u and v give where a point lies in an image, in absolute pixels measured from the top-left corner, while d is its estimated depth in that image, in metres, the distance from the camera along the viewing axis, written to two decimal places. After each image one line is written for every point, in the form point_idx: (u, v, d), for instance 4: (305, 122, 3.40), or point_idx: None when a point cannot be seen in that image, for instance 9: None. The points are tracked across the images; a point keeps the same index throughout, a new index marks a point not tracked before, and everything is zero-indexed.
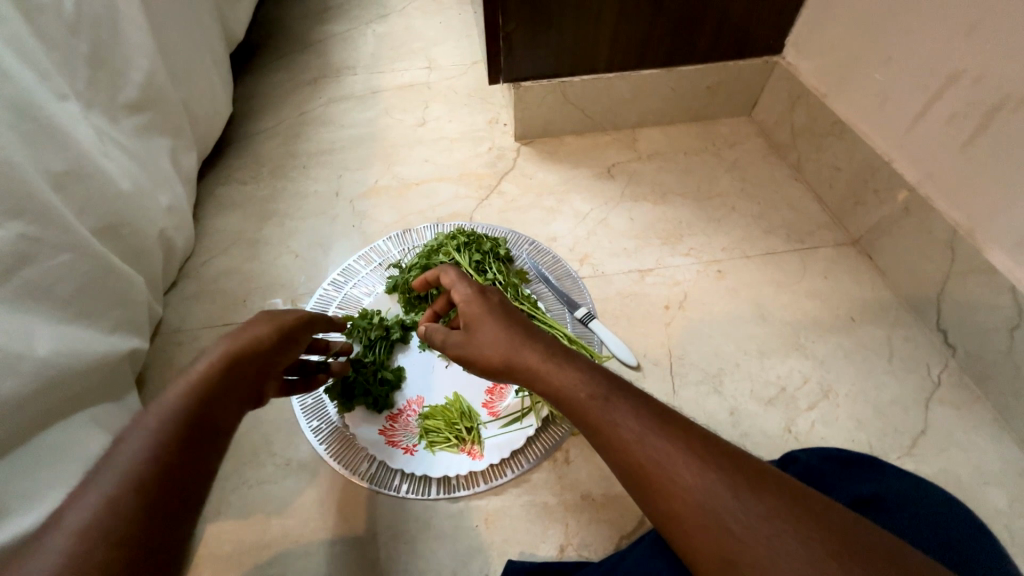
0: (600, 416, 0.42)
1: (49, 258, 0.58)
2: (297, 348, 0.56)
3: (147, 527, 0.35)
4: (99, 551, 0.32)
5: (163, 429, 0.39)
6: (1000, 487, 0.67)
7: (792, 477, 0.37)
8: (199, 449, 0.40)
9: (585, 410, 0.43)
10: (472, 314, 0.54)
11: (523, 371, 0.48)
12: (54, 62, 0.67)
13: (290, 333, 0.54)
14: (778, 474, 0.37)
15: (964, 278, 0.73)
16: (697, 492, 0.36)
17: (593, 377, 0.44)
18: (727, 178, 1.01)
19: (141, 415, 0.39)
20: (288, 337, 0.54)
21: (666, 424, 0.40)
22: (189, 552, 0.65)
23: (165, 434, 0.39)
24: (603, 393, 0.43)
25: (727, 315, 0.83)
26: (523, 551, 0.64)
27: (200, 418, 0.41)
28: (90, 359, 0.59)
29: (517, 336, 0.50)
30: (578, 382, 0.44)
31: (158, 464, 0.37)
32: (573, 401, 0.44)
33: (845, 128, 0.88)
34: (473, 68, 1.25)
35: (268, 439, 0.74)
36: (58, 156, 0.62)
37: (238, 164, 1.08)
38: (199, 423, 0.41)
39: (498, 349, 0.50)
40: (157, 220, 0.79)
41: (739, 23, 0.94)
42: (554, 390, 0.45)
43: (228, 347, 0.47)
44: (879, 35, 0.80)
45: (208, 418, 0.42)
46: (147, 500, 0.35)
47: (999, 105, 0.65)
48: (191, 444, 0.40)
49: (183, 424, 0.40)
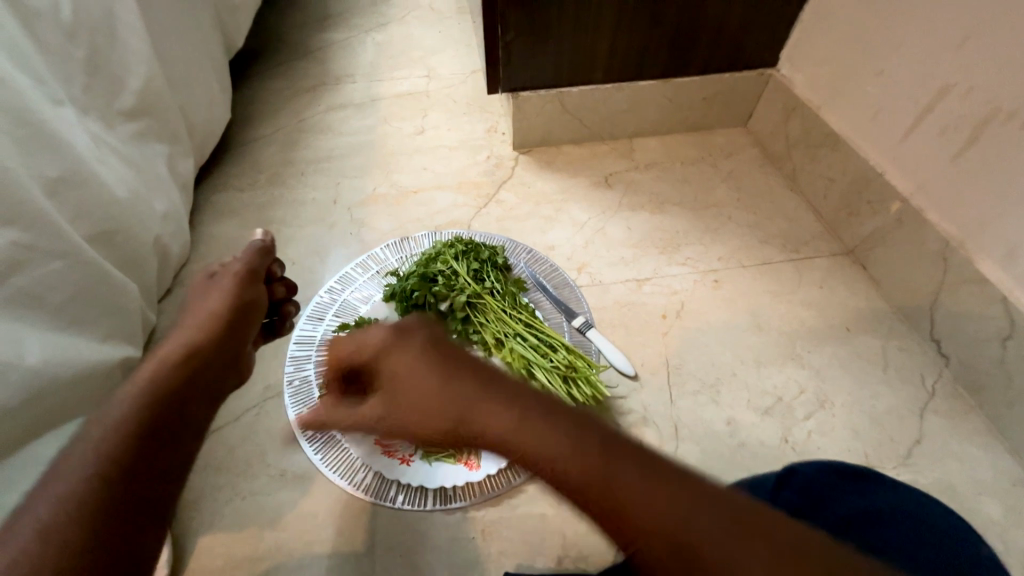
0: (597, 486, 0.31)
1: (42, 265, 0.57)
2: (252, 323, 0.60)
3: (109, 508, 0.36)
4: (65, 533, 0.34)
5: (107, 442, 0.39)
6: (995, 498, 0.67)
7: (842, 541, 0.29)
8: (155, 454, 0.40)
9: (572, 484, 0.32)
10: (393, 359, 0.45)
11: (484, 439, 0.37)
12: (51, 68, 0.67)
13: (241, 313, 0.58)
14: (823, 536, 0.29)
15: (958, 289, 0.74)
16: None
17: (576, 438, 0.33)
18: (724, 188, 1.02)
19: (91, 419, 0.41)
20: (241, 315, 0.58)
21: (679, 490, 0.30)
22: (180, 565, 0.64)
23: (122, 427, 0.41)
24: (597, 455, 0.32)
25: (724, 325, 0.84)
26: (520, 563, 0.64)
27: (156, 421, 0.42)
28: (81, 367, 0.58)
29: (463, 395, 0.38)
30: (510, 432, 0.35)
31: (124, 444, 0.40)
32: (555, 475, 0.33)
33: (840, 140, 0.89)
34: (472, 77, 1.26)
35: (263, 449, 0.73)
36: (54, 162, 0.62)
37: (235, 171, 1.08)
38: (152, 428, 0.42)
39: (447, 407, 0.39)
40: (152, 227, 0.78)
41: (734, 35, 0.95)
42: (531, 462, 0.34)
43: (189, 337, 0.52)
44: (871, 49, 0.81)
45: (165, 421, 0.43)
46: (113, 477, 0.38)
47: (988, 119, 0.66)
48: (143, 450, 0.40)
49: (131, 432, 0.41)
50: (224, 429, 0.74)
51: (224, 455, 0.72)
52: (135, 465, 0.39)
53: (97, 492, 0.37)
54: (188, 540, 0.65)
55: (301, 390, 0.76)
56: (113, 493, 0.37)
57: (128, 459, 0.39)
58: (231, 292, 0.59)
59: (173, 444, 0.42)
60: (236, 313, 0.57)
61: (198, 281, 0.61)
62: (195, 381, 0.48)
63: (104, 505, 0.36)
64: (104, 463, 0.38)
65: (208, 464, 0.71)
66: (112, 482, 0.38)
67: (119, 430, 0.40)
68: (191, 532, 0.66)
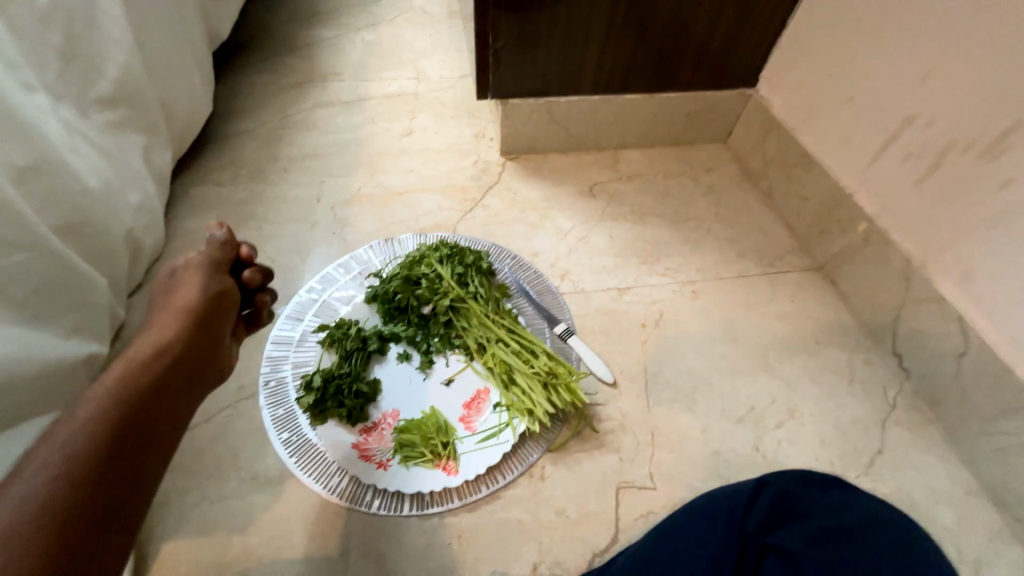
0: None
1: (6, 256, 0.55)
2: (227, 316, 0.59)
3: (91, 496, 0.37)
4: (46, 515, 0.35)
5: (80, 443, 0.39)
6: (949, 507, 0.70)
7: None
8: (127, 460, 0.40)
9: None
10: None
11: None
12: (24, 52, 0.64)
13: (216, 304, 0.58)
14: None
15: (919, 307, 0.78)
16: None
17: None
18: (703, 201, 1.04)
19: (76, 405, 0.41)
20: (215, 306, 0.57)
21: None
22: (143, 570, 0.62)
23: (105, 414, 0.41)
24: None
25: (701, 335, 0.86)
26: (495, 569, 0.64)
27: (129, 424, 0.42)
28: (45, 363, 0.56)
29: None
30: None
31: (107, 433, 0.40)
32: None
33: (813, 161, 0.93)
34: (460, 82, 1.26)
35: (235, 451, 0.71)
36: (22, 149, 0.60)
37: (214, 164, 1.05)
38: (124, 431, 0.41)
39: None
40: (125, 220, 0.76)
41: (717, 55, 0.98)
42: None
43: (166, 328, 0.52)
44: (845, 76, 0.85)
45: (138, 425, 0.42)
46: (96, 465, 0.38)
47: (950, 147, 0.70)
48: (115, 456, 0.40)
49: (103, 437, 0.40)
50: (194, 430, 0.72)
51: (193, 456, 0.70)
52: (107, 470, 0.39)
53: (66, 496, 0.36)
54: (152, 545, 0.63)
55: (276, 391, 0.75)
56: (96, 479, 0.38)
57: (100, 464, 0.39)
58: (201, 284, 0.58)
59: (147, 450, 0.42)
60: (209, 307, 0.56)
61: (164, 277, 0.60)
62: (174, 372, 0.48)
63: (73, 509, 0.36)
64: (73, 467, 0.37)
65: (176, 466, 0.69)
66: (81, 487, 0.37)
67: (90, 434, 0.39)
68: (156, 536, 0.64)
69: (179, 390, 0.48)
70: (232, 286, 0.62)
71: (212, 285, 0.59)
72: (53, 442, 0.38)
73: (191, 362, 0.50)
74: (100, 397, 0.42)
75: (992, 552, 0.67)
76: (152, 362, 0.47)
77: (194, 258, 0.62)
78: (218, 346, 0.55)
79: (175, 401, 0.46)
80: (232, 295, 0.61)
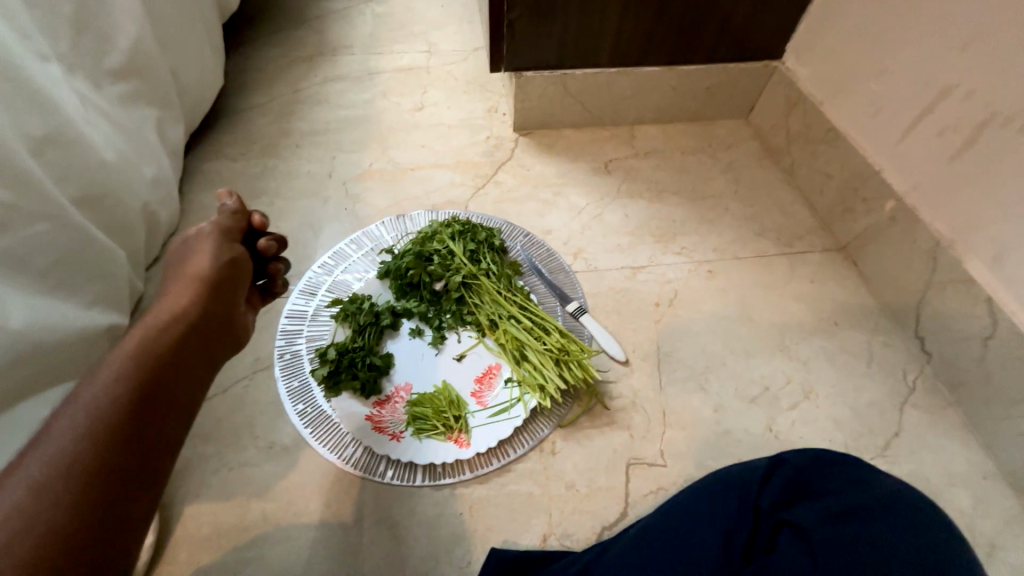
0: None
1: (27, 226, 0.55)
2: (240, 285, 0.60)
3: (114, 455, 0.38)
4: (71, 473, 0.36)
5: (101, 405, 0.39)
6: (966, 491, 0.69)
7: None
8: (147, 422, 0.41)
9: None
10: None
11: None
12: (36, 21, 0.64)
13: (229, 273, 0.58)
14: None
15: (945, 288, 0.75)
16: None
17: None
18: (722, 179, 1.02)
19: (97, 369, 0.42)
20: (227, 275, 0.58)
21: None
22: (167, 532, 0.64)
23: (126, 376, 0.42)
24: None
25: (715, 315, 0.85)
26: (505, 540, 0.65)
27: (149, 388, 0.43)
28: (67, 332, 0.57)
29: None
30: None
31: (128, 396, 0.41)
32: None
33: (839, 136, 0.90)
34: (473, 55, 1.23)
35: (252, 421, 0.72)
36: (39, 120, 0.60)
37: (227, 139, 1.05)
38: (143, 395, 0.42)
39: None
40: (141, 193, 0.76)
41: (741, 24, 0.94)
42: None
43: (182, 296, 0.52)
44: (877, 45, 0.81)
45: (158, 388, 0.43)
46: (118, 425, 0.39)
47: (987, 121, 0.67)
48: (136, 417, 0.41)
49: (123, 399, 0.41)
50: (212, 400, 0.74)
51: (212, 425, 0.72)
52: (130, 431, 0.40)
53: (90, 455, 0.37)
54: (174, 508, 0.65)
55: (291, 364, 0.76)
56: (117, 440, 0.39)
57: (121, 426, 0.39)
58: (213, 254, 0.58)
59: (167, 413, 0.43)
60: (222, 276, 0.57)
61: (177, 246, 0.60)
62: (191, 338, 0.49)
63: (96, 468, 0.37)
64: (97, 427, 0.38)
65: (196, 434, 0.71)
66: (104, 447, 0.38)
67: (112, 396, 0.40)
68: (178, 500, 0.66)
69: (193, 358, 0.48)
70: (243, 255, 0.62)
71: (224, 253, 0.60)
72: (78, 402, 0.39)
73: (207, 330, 0.51)
74: (120, 361, 0.43)
75: (1008, 536, 0.66)
76: (170, 329, 0.48)
77: (206, 226, 0.62)
78: (234, 314, 0.56)
79: (192, 367, 0.47)
80: (243, 265, 0.61)
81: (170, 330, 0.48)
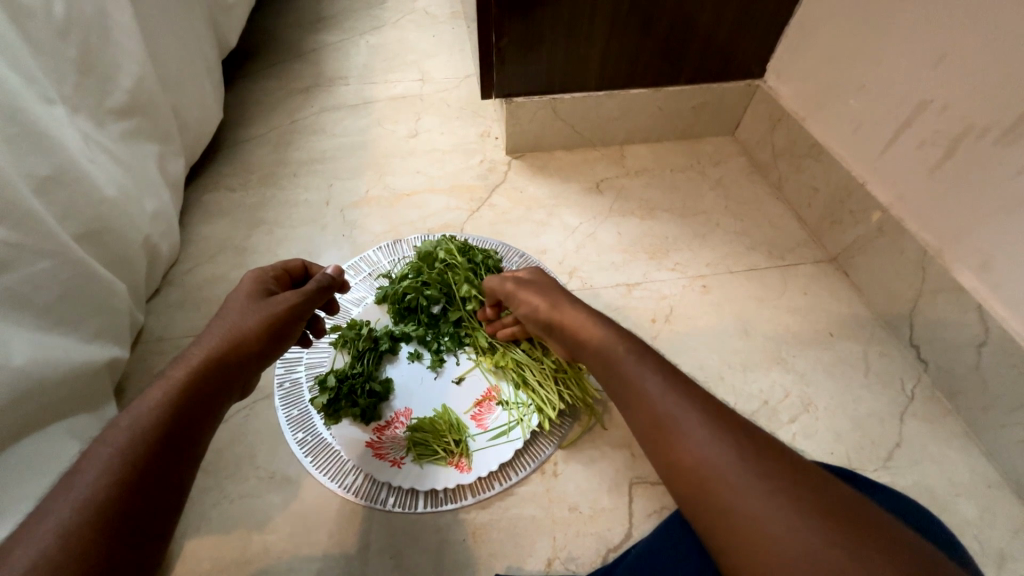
0: (707, 472, 0.40)
1: (29, 264, 0.56)
2: (285, 344, 0.59)
3: (128, 497, 0.39)
4: (91, 515, 0.37)
5: (125, 451, 0.41)
6: (971, 500, 0.69)
7: (761, 431, 0.42)
8: (165, 464, 0.42)
9: (676, 449, 0.42)
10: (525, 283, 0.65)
11: (625, 388, 0.49)
12: (42, 66, 0.66)
13: (279, 328, 0.57)
14: (755, 428, 0.42)
15: (935, 297, 0.76)
16: (684, 427, 0.43)
17: (685, 395, 0.45)
18: (712, 196, 1.03)
19: (124, 409, 0.43)
20: (276, 333, 0.57)
21: (723, 428, 0.42)
22: (168, 565, 0.63)
23: (155, 416, 0.43)
24: (694, 423, 0.42)
25: (711, 329, 0.85)
26: (510, 566, 0.64)
27: (172, 429, 0.44)
28: (67, 369, 0.58)
29: (722, 443, 0.41)
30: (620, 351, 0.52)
31: (153, 435, 0.42)
32: (670, 447, 0.43)
33: (823, 151, 0.92)
34: (466, 82, 1.26)
35: (252, 451, 0.72)
36: (42, 161, 0.61)
37: (226, 171, 1.07)
38: (169, 438, 0.43)
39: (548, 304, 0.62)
40: (142, 227, 0.78)
41: (723, 47, 0.98)
42: (650, 413, 0.45)
43: (222, 333, 0.53)
44: (855, 64, 0.84)
45: (179, 429, 0.44)
46: (138, 467, 0.40)
47: (963, 133, 0.69)
48: (157, 458, 0.42)
49: (149, 445, 0.42)
50: None
51: (212, 457, 0.71)
52: (150, 473, 0.41)
53: (114, 500, 0.38)
54: (174, 543, 0.64)
55: (290, 393, 0.76)
56: (134, 482, 0.40)
57: (145, 470, 0.41)
58: (261, 311, 0.56)
59: (185, 454, 0.44)
60: (262, 336, 0.55)
61: (252, 287, 0.60)
62: (224, 378, 0.50)
63: (118, 513, 0.38)
64: (123, 471, 0.40)
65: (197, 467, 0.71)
66: (124, 494, 0.39)
67: (139, 435, 0.42)
68: (178, 535, 0.65)
69: (220, 401, 0.49)
70: (297, 306, 0.60)
71: (270, 309, 0.57)
72: (107, 442, 0.41)
73: (236, 371, 0.51)
74: (156, 399, 0.45)
75: (1015, 546, 0.65)
76: (211, 367, 0.49)
77: (255, 282, 0.61)
78: (267, 361, 0.57)
79: (218, 408, 0.49)
80: (298, 320, 0.60)
81: (209, 366, 0.49)
